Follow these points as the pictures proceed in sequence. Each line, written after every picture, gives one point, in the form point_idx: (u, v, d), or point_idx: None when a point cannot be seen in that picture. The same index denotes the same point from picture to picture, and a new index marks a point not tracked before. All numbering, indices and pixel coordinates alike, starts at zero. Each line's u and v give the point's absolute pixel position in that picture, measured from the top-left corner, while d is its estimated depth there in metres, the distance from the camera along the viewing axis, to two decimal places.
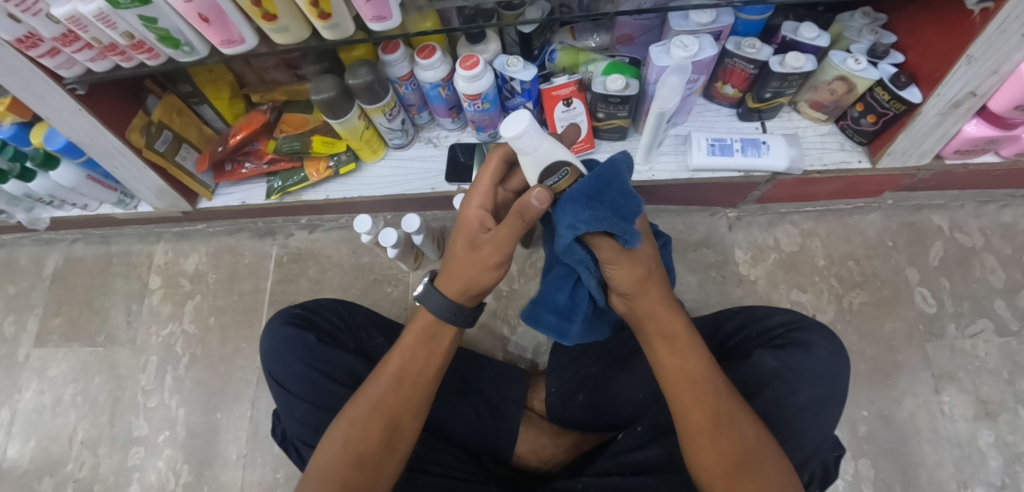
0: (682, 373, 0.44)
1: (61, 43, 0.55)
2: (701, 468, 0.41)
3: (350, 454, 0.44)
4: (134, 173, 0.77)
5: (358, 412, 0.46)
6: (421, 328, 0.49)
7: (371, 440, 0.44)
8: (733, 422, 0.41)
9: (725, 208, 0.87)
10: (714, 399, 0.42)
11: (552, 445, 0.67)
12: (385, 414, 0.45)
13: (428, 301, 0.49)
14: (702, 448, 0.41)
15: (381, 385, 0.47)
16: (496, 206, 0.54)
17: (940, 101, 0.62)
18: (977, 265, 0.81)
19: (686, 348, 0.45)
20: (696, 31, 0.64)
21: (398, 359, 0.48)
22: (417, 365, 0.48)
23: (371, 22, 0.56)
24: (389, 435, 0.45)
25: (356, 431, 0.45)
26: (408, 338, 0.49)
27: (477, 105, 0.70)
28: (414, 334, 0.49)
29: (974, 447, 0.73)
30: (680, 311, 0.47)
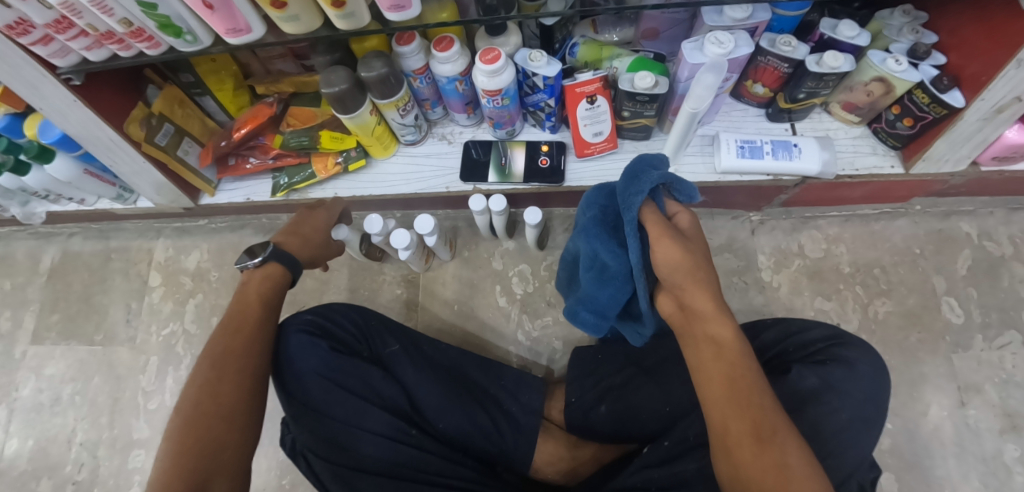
0: (726, 379, 0.40)
1: (55, 30, 0.51)
2: (740, 483, 0.36)
3: (206, 409, 0.43)
4: (133, 167, 0.74)
5: (210, 371, 0.45)
6: (266, 277, 0.55)
7: (231, 389, 0.45)
8: (777, 438, 0.36)
9: (748, 211, 0.84)
10: (759, 414, 0.38)
11: (570, 458, 0.65)
12: (242, 363, 0.47)
13: (275, 257, 0.57)
14: (741, 457, 0.36)
15: (239, 338, 0.49)
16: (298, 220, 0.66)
17: (983, 106, 0.59)
18: (1005, 274, 0.79)
19: (734, 354, 0.42)
20: (730, 26, 0.61)
21: (256, 308, 0.52)
22: (271, 309, 0.53)
23: (388, 11, 0.52)
24: (250, 382, 0.46)
25: (213, 385, 0.44)
26: (254, 290, 0.54)
27: (496, 101, 0.66)
28: (259, 283, 0.55)
29: (999, 462, 0.71)
30: (729, 317, 0.44)
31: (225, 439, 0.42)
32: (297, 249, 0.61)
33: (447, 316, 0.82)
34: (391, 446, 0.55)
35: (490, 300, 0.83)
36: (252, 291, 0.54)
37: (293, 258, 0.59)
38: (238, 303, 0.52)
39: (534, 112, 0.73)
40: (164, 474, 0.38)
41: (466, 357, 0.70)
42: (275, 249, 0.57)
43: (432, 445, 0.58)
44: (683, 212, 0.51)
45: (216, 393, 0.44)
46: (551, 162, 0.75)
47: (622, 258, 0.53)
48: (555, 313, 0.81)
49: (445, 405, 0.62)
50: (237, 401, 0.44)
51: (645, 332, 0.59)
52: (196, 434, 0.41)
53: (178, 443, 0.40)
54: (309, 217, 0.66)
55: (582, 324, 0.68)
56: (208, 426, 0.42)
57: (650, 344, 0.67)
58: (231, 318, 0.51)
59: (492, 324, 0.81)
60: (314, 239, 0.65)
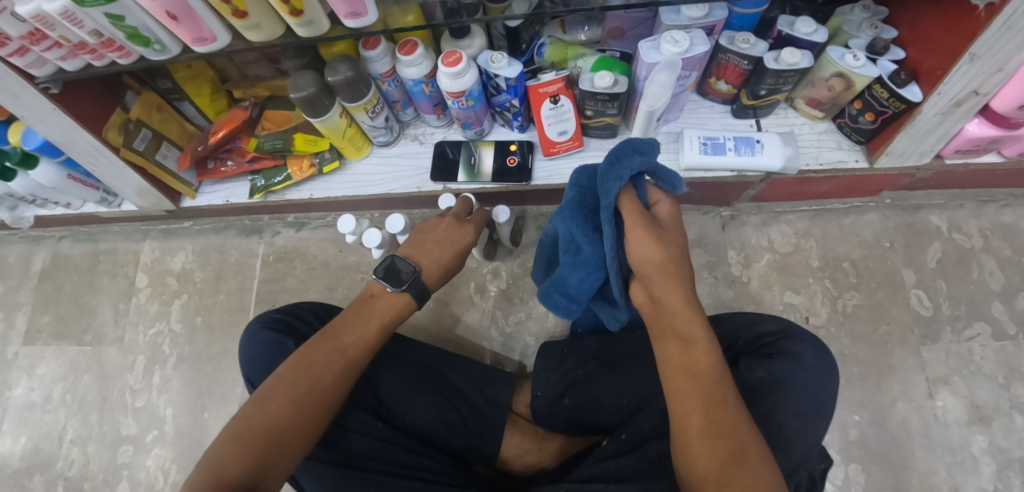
0: (690, 373, 0.41)
1: (30, 42, 0.53)
2: (697, 474, 0.38)
3: (281, 417, 0.43)
4: (114, 172, 0.76)
5: (313, 362, 0.47)
6: (396, 311, 0.55)
7: (306, 406, 0.45)
8: (736, 433, 0.38)
9: (719, 207, 0.85)
10: (720, 410, 0.39)
11: (538, 450, 0.68)
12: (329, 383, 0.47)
13: (412, 289, 0.56)
14: (696, 447, 0.38)
15: (348, 343, 0.50)
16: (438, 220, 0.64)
17: (940, 100, 0.59)
18: (975, 266, 0.80)
19: (702, 348, 0.42)
20: (687, 25, 0.62)
21: (366, 334, 0.52)
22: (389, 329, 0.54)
23: (345, 18, 0.54)
24: (329, 403, 0.46)
25: (296, 394, 0.45)
26: (375, 320, 0.53)
27: (461, 102, 0.68)
28: (386, 314, 0.54)
29: (967, 452, 0.72)
30: (699, 314, 0.45)
31: (286, 449, 0.43)
32: (431, 280, 0.59)
33: (423, 313, 0.84)
34: (360, 438, 0.57)
35: (464, 297, 0.85)
36: (382, 319, 0.54)
37: (429, 290, 0.58)
38: (356, 319, 0.53)
39: (501, 113, 0.75)
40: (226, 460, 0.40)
41: (432, 351, 0.72)
42: (412, 281, 0.56)
43: (399, 438, 0.60)
44: (664, 202, 0.52)
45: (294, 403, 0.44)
46: (519, 161, 0.77)
47: (596, 244, 0.54)
48: (528, 310, 0.83)
49: (412, 398, 0.64)
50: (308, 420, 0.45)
51: (621, 317, 0.61)
52: (264, 436, 0.42)
53: (242, 436, 0.42)
54: (447, 236, 0.62)
55: (553, 307, 0.67)
56: (273, 439, 0.42)
57: (615, 338, 0.69)
58: (348, 319, 0.53)
59: (467, 321, 0.83)
60: (440, 268, 0.60)
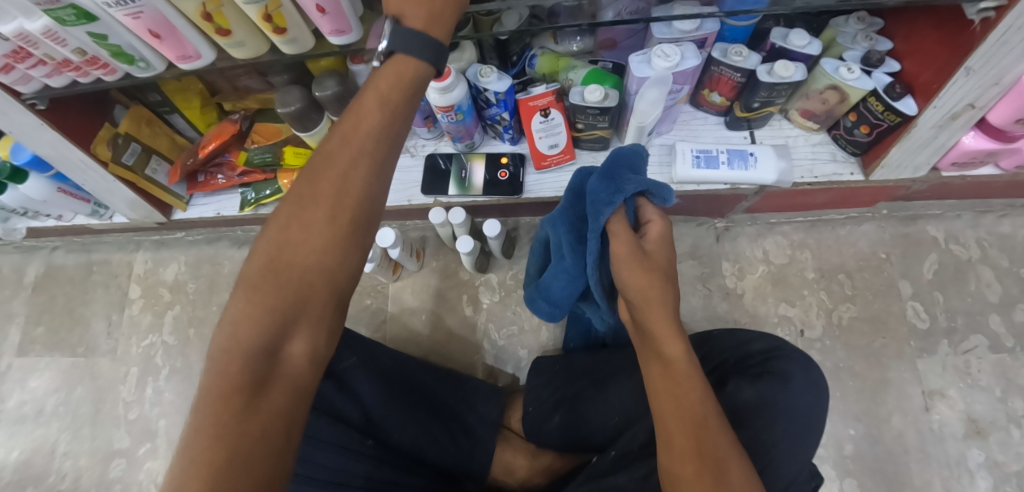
0: (671, 394, 0.39)
1: (14, 60, 0.53)
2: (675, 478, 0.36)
3: (301, 255, 0.32)
4: (104, 186, 0.75)
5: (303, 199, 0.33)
6: (393, 81, 0.36)
7: (330, 238, 0.33)
8: (719, 454, 0.35)
9: (714, 218, 0.85)
10: (694, 422, 0.37)
11: (528, 466, 0.68)
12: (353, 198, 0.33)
13: (399, 45, 0.35)
14: (681, 470, 0.35)
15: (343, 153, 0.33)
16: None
17: (937, 113, 0.59)
18: (972, 277, 0.79)
19: (681, 372, 0.40)
20: (678, 38, 0.61)
21: (369, 129, 0.34)
22: (389, 119, 0.35)
23: (330, 35, 0.53)
24: (349, 229, 0.33)
25: (301, 245, 0.32)
26: (374, 105, 0.35)
27: (450, 116, 0.67)
28: (390, 86, 0.35)
29: (963, 467, 0.71)
30: (683, 335, 0.42)
31: (307, 318, 0.33)
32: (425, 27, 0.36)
33: (415, 326, 0.84)
34: (346, 460, 0.56)
35: (457, 310, 0.84)
36: (380, 106, 0.35)
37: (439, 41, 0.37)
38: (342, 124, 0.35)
39: (491, 125, 0.74)
40: (238, 326, 0.31)
41: (424, 368, 0.71)
42: (403, 33, 0.35)
43: (388, 457, 0.60)
44: (655, 221, 0.50)
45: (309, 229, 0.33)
46: (510, 174, 0.76)
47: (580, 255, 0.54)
48: (520, 323, 0.82)
49: (401, 416, 0.64)
50: (339, 260, 0.33)
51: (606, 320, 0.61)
52: (274, 298, 0.32)
53: (255, 282, 0.32)
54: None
55: (535, 310, 0.68)
56: (299, 283, 0.32)
57: (606, 354, 0.68)
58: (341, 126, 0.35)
59: (459, 334, 0.83)
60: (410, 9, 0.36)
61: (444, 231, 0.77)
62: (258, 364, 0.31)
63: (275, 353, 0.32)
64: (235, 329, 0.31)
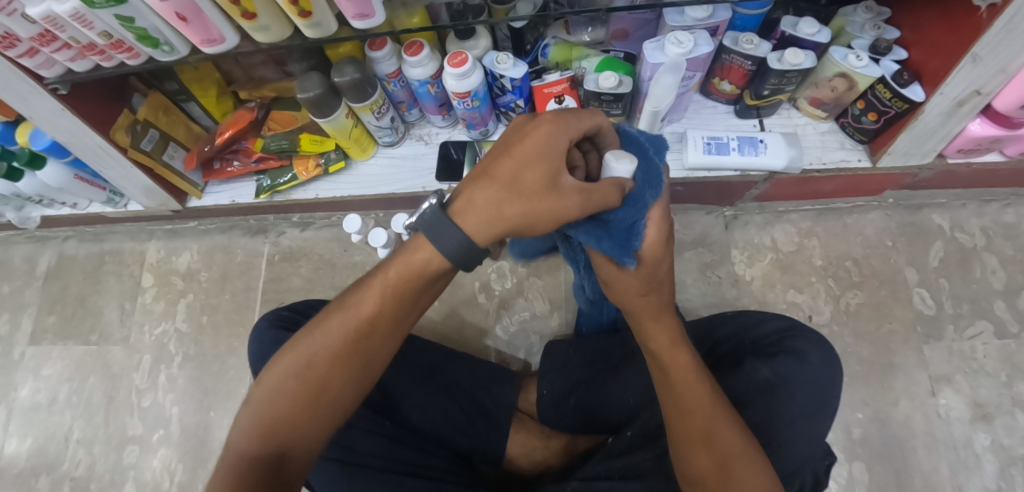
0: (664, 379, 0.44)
1: (39, 43, 0.53)
2: (690, 475, 0.40)
3: (305, 401, 0.39)
4: (121, 172, 0.76)
5: (329, 342, 0.40)
6: (407, 264, 0.39)
7: (335, 385, 0.41)
8: (713, 437, 0.40)
9: (722, 206, 0.86)
10: (701, 418, 0.41)
11: (543, 447, 0.69)
12: (350, 363, 0.40)
13: (433, 231, 0.36)
14: (689, 453, 0.40)
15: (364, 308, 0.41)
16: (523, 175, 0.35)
17: (944, 100, 0.60)
18: (977, 265, 0.80)
19: (674, 360, 0.43)
20: (691, 26, 0.62)
21: (372, 307, 0.40)
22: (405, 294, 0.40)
23: (353, 20, 0.54)
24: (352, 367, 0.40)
25: (319, 374, 0.40)
26: (382, 290, 0.40)
27: (466, 102, 0.68)
28: (397, 274, 0.39)
29: (970, 450, 0.72)
30: (670, 318, 0.45)
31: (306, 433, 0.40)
32: (474, 228, 0.36)
33: (427, 313, 0.85)
34: (344, 433, 0.56)
35: (469, 297, 0.85)
36: (390, 289, 0.40)
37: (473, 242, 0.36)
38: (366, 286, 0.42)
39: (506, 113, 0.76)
40: (240, 452, 0.38)
41: (437, 349, 0.73)
42: (437, 218, 0.36)
43: (403, 436, 0.60)
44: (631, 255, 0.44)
45: (320, 370, 0.40)
46: None
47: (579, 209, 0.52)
48: (532, 309, 0.83)
49: (418, 397, 0.65)
50: (336, 404, 0.41)
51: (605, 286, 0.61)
52: (284, 415, 0.39)
53: (268, 406, 0.40)
54: (525, 149, 0.35)
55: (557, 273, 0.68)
56: (304, 413, 0.39)
57: (620, 338, 0.69)
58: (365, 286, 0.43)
59: (471, 320, 0.84)
60: (501, 189, 0.35)
61: None
62: (264, 464, 0.37)
63: (277, 473, 0.38)
64: (251, 430, 0.39)
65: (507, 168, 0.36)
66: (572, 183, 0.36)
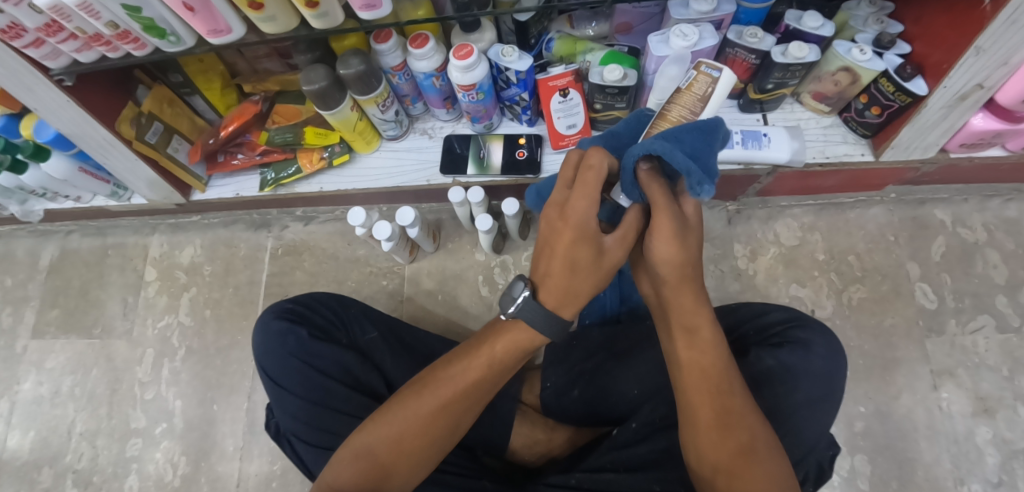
0: (698, 368, 0.42)
1: (46, 34, 0.53)
2: (703, 457, 0.40)
3: (407, 445, 0.42)
4: (126, 165, 0.76)
5: (435, 402, 0.43)
6: (512, 340, 0.43)
7: (435, 439, 0.42)
8: (739, 420, 0.39)
9: (725, 201, 0.86)
10: (729, 399, 0.40)
11: (548, 440, 0.69)
12: (452, 417, 0.43)
13: (526, 317, 0.42)
14: (703, 436, 0.40)
15: (466, 377, 0.43)
16: (578, 247, 0.41)
17: (946, 93, 0.60)
18: (979, 260, 0.80)
19: (708, 341, 0.42)
20: (696, 19, 0.62)
21: (479, 376, 0.43)
22: (503, 370, 0.44)
23: (360, 10, 0.54)
24: (449, 426, 0.43)
25: (425, 426, 0.42)
26: (484, 362, 0.44)
27: (471, 95, 0.68)
28: (504, 351, 0.43)
29: (972, 443, 0.72)
30: (707, 307, 0.44)
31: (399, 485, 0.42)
32: (556, 306, 0.43)
33: (431, 306, 0.86)
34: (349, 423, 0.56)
35: (473, 290, 0.86)
36: (493, 360, 0.44)
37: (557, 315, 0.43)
38: (468, 349, 0.45)
39: (510, 106, 0.76)
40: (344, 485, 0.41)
41: (441, 343, 0.73)
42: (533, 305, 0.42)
43: None
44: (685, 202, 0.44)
45: (427, 425, 0.42)
46: (528, 154, 0.78)
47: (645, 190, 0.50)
48: None
49: None
50: (425, 455, 0.43)
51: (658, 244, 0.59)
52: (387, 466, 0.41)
53: (373, 452, 0.42)
54: (554, 238, 0.42)
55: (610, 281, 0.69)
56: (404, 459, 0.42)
57: (624, 330, 0.69)
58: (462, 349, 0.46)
59: (475, 314, 0.84)
60: (561, 277, 0.42)
61: (463, 212, 0.78)
62: None
63: None
64: (353, 467, 0.41)
65: (554, 255, 0.41)
66: (612, 239, 0.42)
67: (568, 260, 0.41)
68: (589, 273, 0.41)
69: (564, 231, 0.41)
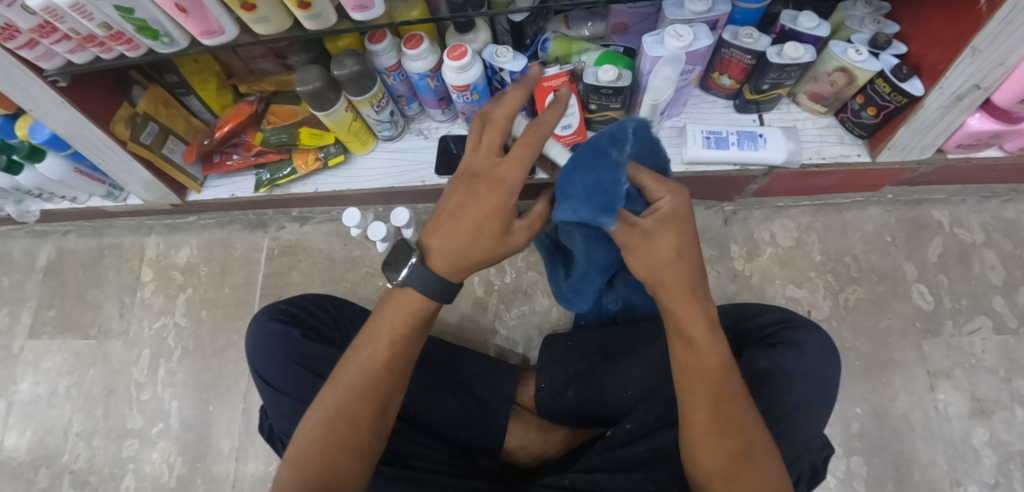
0: (697, 373, 0.40)
1: (39, 35, 0.53)
2: (700, 461, 0.40)
3: (333, 439, 0.41)
4: (121, 166, 0.76)
5: (345, 389, 0.43)
6: (409, 312, 0.44)
7: (363, 423, 0.42)
8: (738, 427, 0.39)
9: (722, 201, 0.86)
10: (728, 406, 0.39)
11: (542, 441, 0.68)
12: (371, 397, 0.43)
13: (419, 287, 0.43)
14: (703, 443, 0.39)
15: (372, 357, 0.44)
16: (484, 215, 0.41)
17: (943, 94, 0.59)
18: (976, 261, 0.80)
19: (707, 347, 0.40)
20: (691, 19, 0.62)
21: (385, 355, 0.44)
22: (407, 342, 0.45)
23: (353, 11, 0.54)
24: (373, 408, 0.43)
25: (344, 416, 0.42)
26: (385, 339, 0.44)
27: (466, 95, 0.68)
28: (401, 323, 0.44)
29: (968, 445, 0.72)
30: (709, 307, 0.40)
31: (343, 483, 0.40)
32: (446, 271, 0.43)
33: None
34: None
35: (469, 291, 0.86)
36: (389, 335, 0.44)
37: (445, 278, 0.43)
38: (367, 332, 0.45)
39: None
40: None
41: (436, 344, 0.72)
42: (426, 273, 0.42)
43: (405, 430, 0.60)
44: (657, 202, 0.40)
45: (346, 412, 0.42)
46: None
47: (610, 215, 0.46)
48: (531, 303, 0.84)
49: (417, 390, 0.65)
50: (360, 441, 0.42)
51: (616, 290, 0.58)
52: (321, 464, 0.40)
53: (300, 456, 0.41)
54: (470, 202, 0.41)
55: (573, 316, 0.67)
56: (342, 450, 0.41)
57: (619, 331, 0.69)
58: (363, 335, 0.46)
59: (471, 315, 0.84)
60: (460, 242, 0.41)
61: None
62: None
63: None
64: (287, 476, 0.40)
65: (460, 215, 0.41)
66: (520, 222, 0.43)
67: (473, 223, 0.41)
68: (488, 246, 0.41)
69: (480, 199, 0.40)
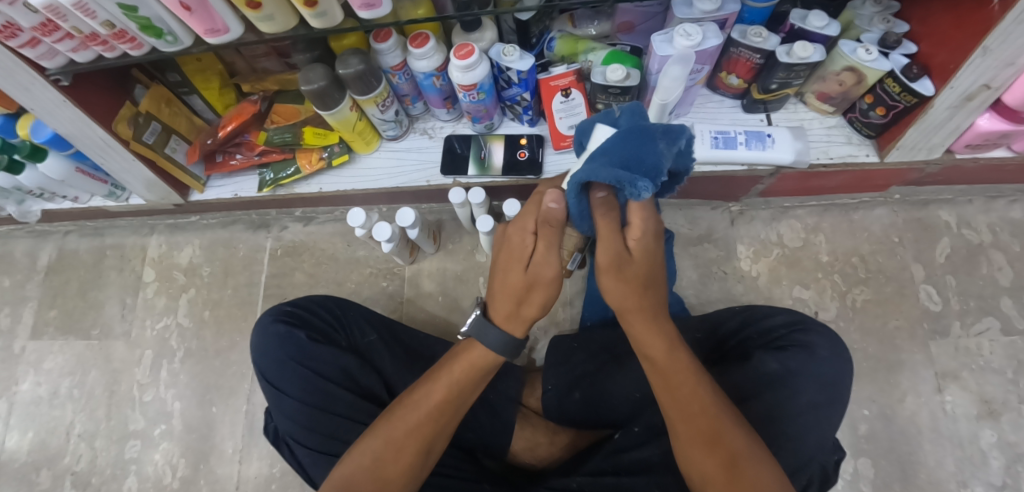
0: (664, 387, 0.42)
1: (41, 33, 0.52)
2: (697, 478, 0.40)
3: (377, 474, 0.42)
4: (123, 165, 0.76)
5: (397, 429, 0.44)
6: (471, 364, 0.46)
7: (404, 465, 0.43)
8: (714, 433, 0.39)
9: (728, 202, 0.86)
10: (700, 415, 0.40)
11: (548, 443, 0.68)
12: (421, 441, 0.44)
13: (479, 335, 0.45)
14: (692, 456, 0.40)
15: (429, 402, 0.45)
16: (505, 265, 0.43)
17: (953, 94, 0.59)
18: (984, 262, 0.80)
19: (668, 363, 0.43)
20: (700, 18, 0.61)
21: (441, 395, 0.45)
22: (466, 394, 0.45)
23: (359, 9, 0.53)
24: (415, 451, 0.43)
25: (388, 452, 0.43)
26: (444, 385, 0.45)
27: (472, 95, 0.67)
28: (462, 371, 0.45)
29: (976, 447, 0.72)
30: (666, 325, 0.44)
31: None
32: (504, 322, 0.44)
33: (432, 308, 0.85)
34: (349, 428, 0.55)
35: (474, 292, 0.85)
36: (450, 381, 0.45)
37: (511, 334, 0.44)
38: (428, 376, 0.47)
39: (511, 106, 0.76)
40: None
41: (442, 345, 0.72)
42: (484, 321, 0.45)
43: None
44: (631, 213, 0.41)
45: (394, 448, 0.43)
46: (529, 154, 0.78)
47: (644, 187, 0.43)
48: None
49: None
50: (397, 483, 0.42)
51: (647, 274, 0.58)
52: None
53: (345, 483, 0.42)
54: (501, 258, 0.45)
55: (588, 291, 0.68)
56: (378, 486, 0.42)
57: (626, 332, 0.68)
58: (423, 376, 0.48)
59: None
60: (502, 294, 0.44)
61: (463, 212, 0.77)
62: None
63: None
64: None
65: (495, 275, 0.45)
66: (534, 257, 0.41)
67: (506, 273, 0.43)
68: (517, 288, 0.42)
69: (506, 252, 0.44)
